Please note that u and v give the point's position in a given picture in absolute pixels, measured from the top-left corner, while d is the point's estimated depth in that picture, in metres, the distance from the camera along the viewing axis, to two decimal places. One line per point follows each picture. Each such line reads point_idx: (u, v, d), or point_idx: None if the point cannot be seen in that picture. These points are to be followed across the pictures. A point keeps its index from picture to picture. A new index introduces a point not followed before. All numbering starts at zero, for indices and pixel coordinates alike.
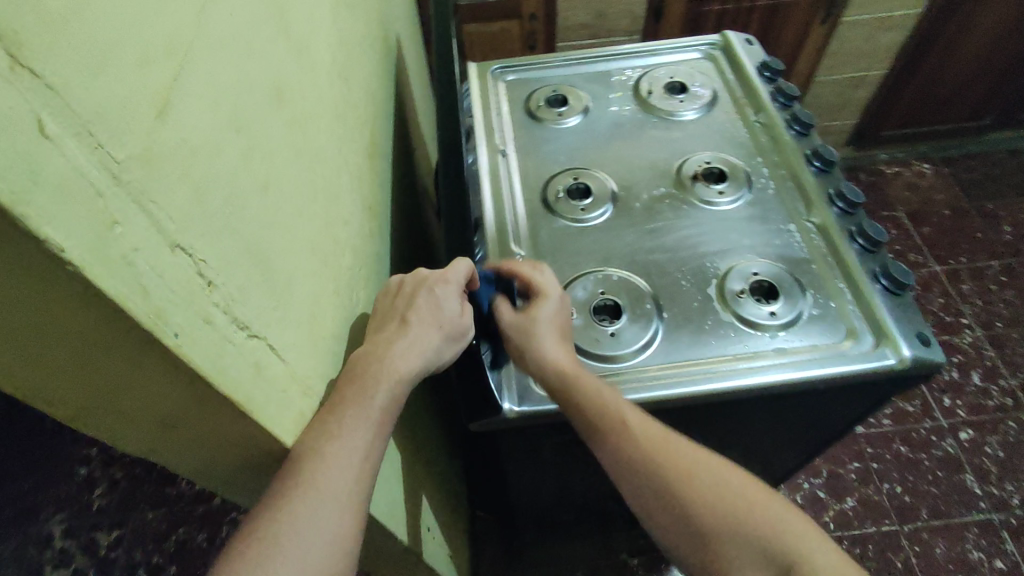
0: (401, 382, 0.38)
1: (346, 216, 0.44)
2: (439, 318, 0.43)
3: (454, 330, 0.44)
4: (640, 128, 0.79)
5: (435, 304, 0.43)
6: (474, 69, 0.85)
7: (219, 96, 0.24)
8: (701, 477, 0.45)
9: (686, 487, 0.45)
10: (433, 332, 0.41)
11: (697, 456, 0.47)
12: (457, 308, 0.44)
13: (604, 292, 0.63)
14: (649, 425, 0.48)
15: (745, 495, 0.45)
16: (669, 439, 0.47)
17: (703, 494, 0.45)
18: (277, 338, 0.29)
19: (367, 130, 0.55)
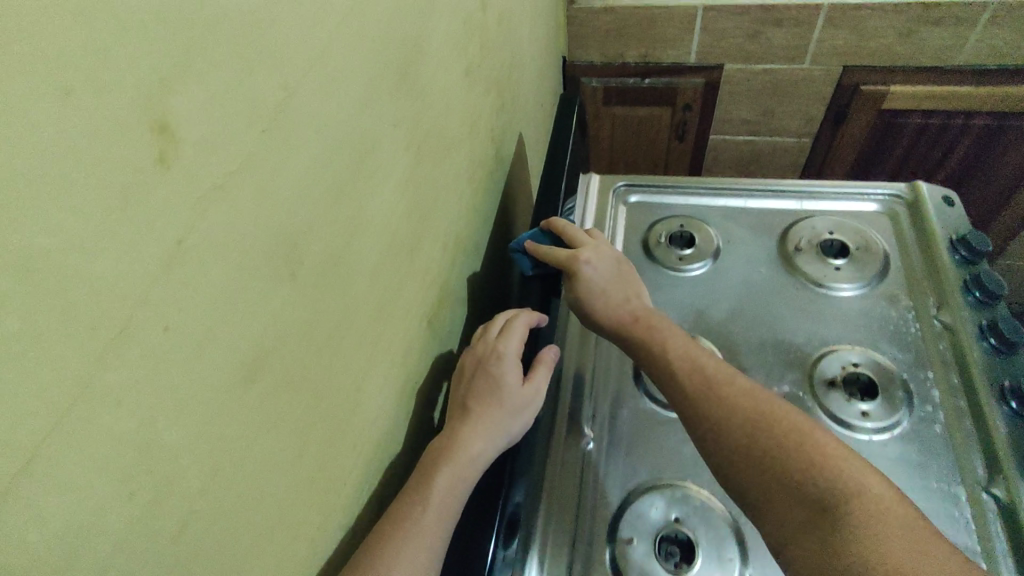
0: (467, 463, 0.48)
1: (362, 429, 0.38)
2: (499, 397, 0.53)
3: (514, 401, 0.54)
4: (775, 291, 0.66)
5: (494, 384, 0.54)
6: (595, 184, 0.77)
7: (100, 475, 0.19)
8: (715, 415, 0.47)
9: (703, 420, 0.47)
10: (496, 413, 0.53)
11: (706, 380, 0.50)
12: (513, 385, 0.55)
13: (677, 520, 0.51)
14: (661, 341, 0.54)
15: (775, 432, 0.44)
16: (673, 349, 0.53)
17: (718, 434, 0.46)
18: None
19: (434, 291, 0.49)
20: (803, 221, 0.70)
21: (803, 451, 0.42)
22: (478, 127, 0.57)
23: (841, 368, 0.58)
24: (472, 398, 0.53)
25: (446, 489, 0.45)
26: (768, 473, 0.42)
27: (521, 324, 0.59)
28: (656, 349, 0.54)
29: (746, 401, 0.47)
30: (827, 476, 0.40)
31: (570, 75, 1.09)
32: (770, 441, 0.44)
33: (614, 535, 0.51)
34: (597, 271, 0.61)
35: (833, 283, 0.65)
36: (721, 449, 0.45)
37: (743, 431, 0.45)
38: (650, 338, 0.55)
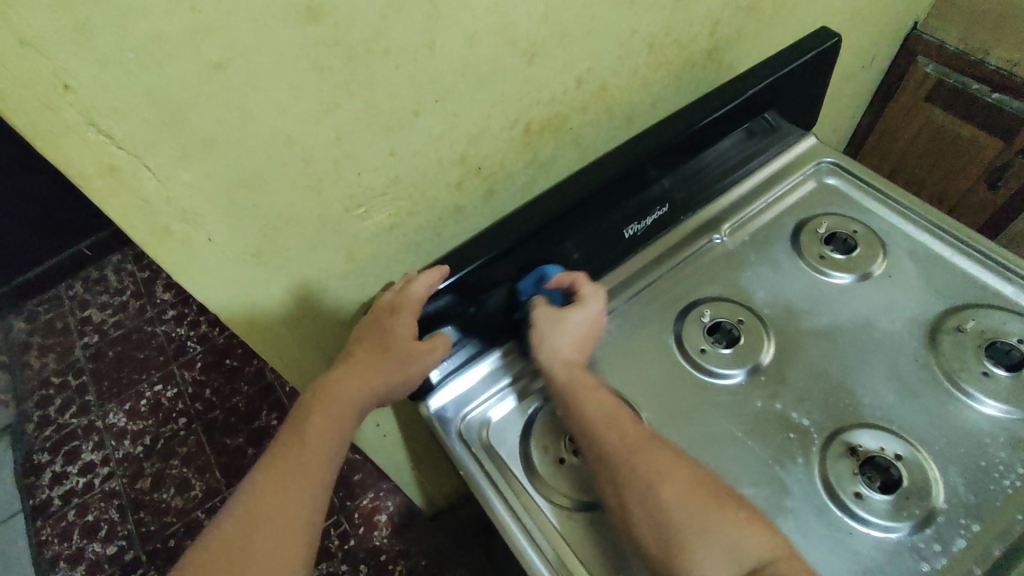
0: (331, 428, 0.49)
1: (401, 154, 0.46)
2: (388, 352, 0.51)
3: (401, 359, 0.51)
4: (892, 349, 0.55)
5: (380, 339, 0.50)
6: (805, 148, 0.70)
7: None
8: (639, 522, 0.44)
9: (633, 494, 0.45)
10: (380, 366, 0.50)
11: (637, 439, 0.48)
12: (402, 341, 0.51)
13: None
14: (610, 408, 0.51)
15: (697, 492, 0.44)
16: (604, 403, 0.51)
17: (645, 493, 0.45)
18: (158, 167, 0.36)
19: (545, 111, 0.53)
20: (994, 310, 0.56)
21: (740, 512, 0.43)
22: (693, 5, 0.56)
23: (879, 449, 0.50)
24: (349, 363, 0.51)
25: (316, 434, 0.49)
26: (699, 547, 0.42)
27: (426, 279, 0.50)
28: (603, 409, 0.51)
29: (668, 463, 0.46)
30: (751, 549, 0.41)
31: (908, 46, 0.91)
32: (702, 501, 0.43)
33: (536, 412, 0.57)
34: (575, 329, 0.56)
35: (962, 383, 0.52)
36: (652, 514, 0.44)
37: (674, 488, 0.44)
38: (621, 461, 0.47)
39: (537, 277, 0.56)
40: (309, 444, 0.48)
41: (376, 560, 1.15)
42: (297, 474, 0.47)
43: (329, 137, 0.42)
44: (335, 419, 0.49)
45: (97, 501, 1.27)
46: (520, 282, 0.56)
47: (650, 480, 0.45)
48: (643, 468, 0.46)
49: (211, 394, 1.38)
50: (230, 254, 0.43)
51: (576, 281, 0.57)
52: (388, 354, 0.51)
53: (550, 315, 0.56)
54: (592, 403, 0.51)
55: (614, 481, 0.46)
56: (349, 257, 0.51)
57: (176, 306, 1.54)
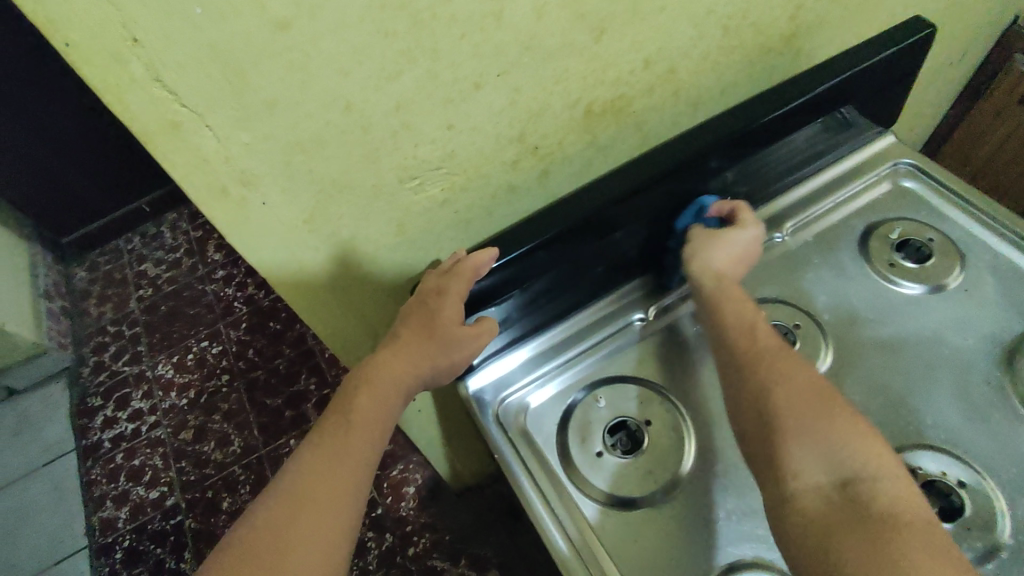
0: (376, 406, 0.49)
1: (459, 127, 0.45)
2: (435, 332, 0.50)
3: (446, 342, 0.51)
4: (963, 369, 0.52)
5: (427, 318, 0.50)
6: (883, 146, 0.65)
7: None
8: (750, 423, 0.45)
9: (749, 400, 0.46)
10: (427, 347, 0.50)
11: (767, 350, 0.48)
12: (450, 322, 0.50)
13: (648, 425, 0.52)
14: (750, 314, 0.52)
15: (816, 401, 0.44)
16: (744, 313, 0.51)
17: (756, 397, 0.46)
18: (219, 126, 0.35)
19: (609, 91, 0.51)
20: None
21: (857, 433, 0.42)
22: None
23: (940, 474, 0.47)
24: (396, 345, 0.51)
25: (364, 411, 0.49)
26: (797, 447, 0.42)
27: (472, 262, 0.49)
28: (743, 320, 0.51)
29: (787, 373, 0.46)
30: (858, 454, 0.41)
31: (1004, 42, 0.82)
32: (812, 411, 0.43)
33: (575, 401, 0.55)
34: (734, 245, 0.55)
35: None
36: (760, 410, 0.45)
37: (788, 393, 0.45)
38: (751, 365, 0.48)
39: (695, 207, 0.57)
40: (356, 422, 0.49)
41: (401, 530, 1.17)
42: (344, 451, 0.48)
43: (388, 105, 0.41)
44: (381, 397, 0.50)
45: (143, 447, 1.33)
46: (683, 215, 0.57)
47: (766, 386, 0.46)
48: (758, 379, 0.47)
49: (254, 355, 1.42)
50: (282, 219, 0.43)
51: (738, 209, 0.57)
52: (434, 336, 0.50)
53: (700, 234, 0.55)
54: (745, 315, 0.51)
55: (731, 376, 0.48)
56: (399, 230, 0.50)
57: (226, 267, 1.59)
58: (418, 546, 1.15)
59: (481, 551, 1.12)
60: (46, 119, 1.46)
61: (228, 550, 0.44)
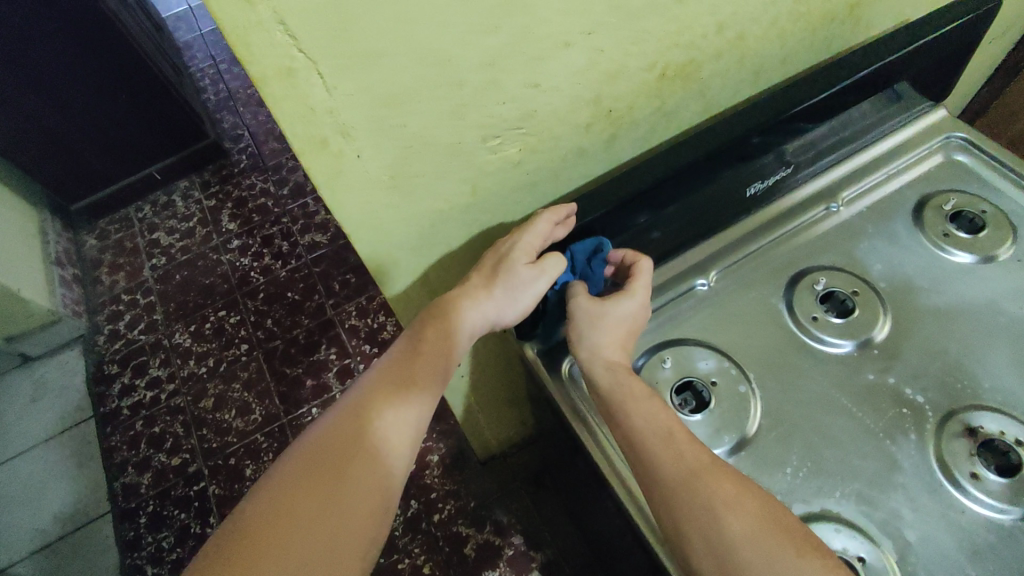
0: (445, 340, 0.50)
1: (542, 86, 0.45)
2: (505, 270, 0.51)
3: (515, 284, 0.51)
4: (1015, 336, 0.53)
5: (498, 261, 0.52)
6: (934, 119, 0.66)
7: None
8: (701, 560, 0.41)
9: (695, 534, 0.42)
10: (495, 285, 0.51)
11: (697, 464, 0.44)
12: (519, 265, 0.52)
13: (713, 386, 0.53)
14: (658, 415, 0.48)
15: (763, 531, 0.41)
16: (658, 420, 0.47)
17: (699, 531, 0.42)
18: (327, 76, 0.35)
19: (681, 55, 0.51)
20: None
21: (803, 553, 0.40)
22: None
23: (998, 433, 0.48)
24: (466, 287, 0.52)
25: (432, 343, 0.50)
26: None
27: (549, 213, 0.52)
28: (658, 427, 0.47)
29: (731, 491, 0.42)
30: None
31: None
32: (753, 550, 0.40)
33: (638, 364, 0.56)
34: (616, 321, 0.52)
35: None
36: (714, 548, 0.41)
37: (739, 519, 0.41)
38: (693, 483, 0.43)
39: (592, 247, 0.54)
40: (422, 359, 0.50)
41: (426, 497, 1.19)
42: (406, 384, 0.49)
43: (483, 61, 0.41)
44: (451, 333, 0.51)
45: (163, 414, 1.33)
46: (575, 248, 0.53)
47: (714, 512, 0.42)
48: (706, 502, 0.42)
49: (272, 325, 1.42)
50: (370, 174, 0.43)
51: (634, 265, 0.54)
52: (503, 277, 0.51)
53: (586, 309, 0.53)
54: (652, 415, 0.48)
55: (668, 500, 0.44)
56: (473, 190, 0.50)
57: (240, 236, 1.57)
58: (443, 512, 1.17)
59: (505, 517, 1.14)
60: (54, 82, 1.43)
61: (287, 462, 0.45)
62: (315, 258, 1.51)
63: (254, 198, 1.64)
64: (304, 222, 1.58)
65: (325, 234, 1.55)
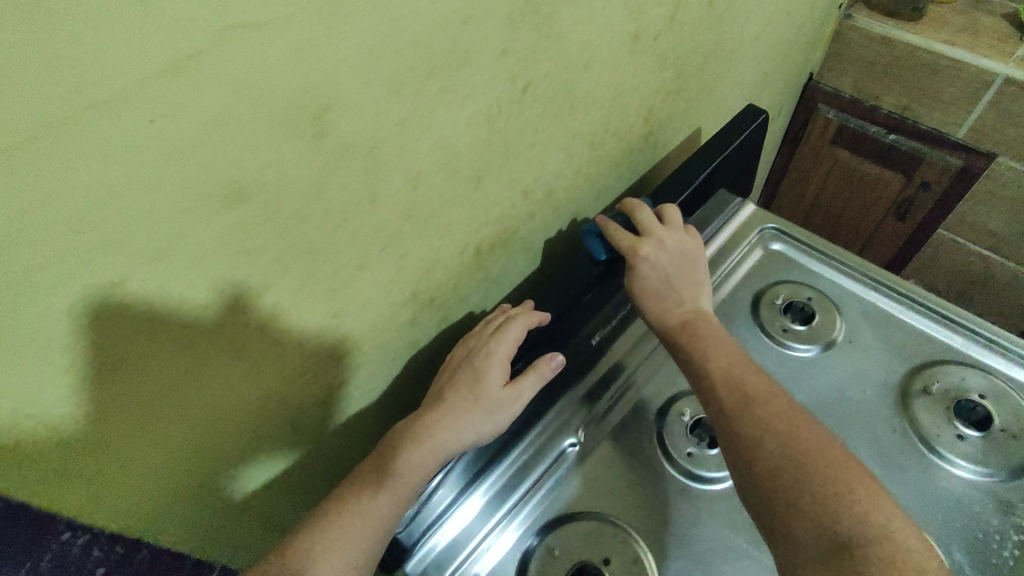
0: (375, 515, 0.43)
1: (347, 309, 0.41)
2: (478, 393, 0.48)
3: (493, 406, 0.49)
4: (869, 421, 0.55)
5: (474, 378, 0.48)
6: (744, 215, 0.70)
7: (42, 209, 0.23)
8: (761, 462, 0.44)
9: (748, 438, 0.45)
10: (471, 411, 0.48)
11: (754, 389, 0.48)
12: (494, 385, 0.49)
13: (608, 563, 0.48)
14: (706, 345, 0.52)
15: (802, 454, 0.43)
16: (725, 351, 0.51)
17: (755, 438, 0.45)
18: (47, 415, 0.28)
19: (494, 228, 0.49)
20: (952, 365, 0.57)
21: (833, 482, 0.41)
22: (629, 98, 0.54)
23: None
24: (443, 404, 0.48)
25: (365, 517, 0.42)
26: (783, 508, 0.41)
27: (522, 317, 0.51)
28: (725, 360, 0.50)
29: (787, 412, 0.46)
30: (857, 490, 0.41)
31: (807, 96, 0.95)
32: (793, 468, 0.42)
33: (526, 555, 0.50)
34: (654, 271, 0.55)
35: (940, 449, 0.52)
36: (769, 452, 0.44)
37: (787, 428, 0.45)
38: (750, 408, 0.46)
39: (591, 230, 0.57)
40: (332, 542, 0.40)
41: None
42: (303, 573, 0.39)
43: (263, 317, 0.35)
44: (389, 502, 0.43)
45: None
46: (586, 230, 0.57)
47: (779, 419, 0.45)
48: (775, 412, 0.46)
49: None
50: (154, 471, 0.36)
51: (632, 208, 0.58)
52: (481, 400, 0.48)
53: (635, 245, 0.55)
54: (693, 347, 0.52)
55: (725, 416, 0.47)
56: (297, 426, 0.44)
57: None
58: None
59: None
60: None
61: None
62: None
63: None
64: None
65: None
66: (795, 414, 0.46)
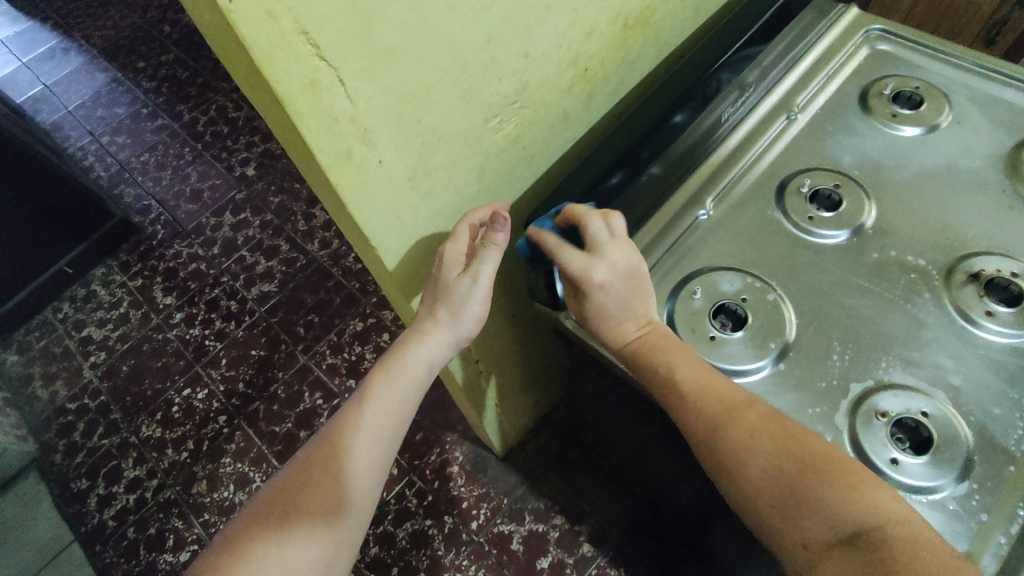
0: (373, 408, 0.51)
1: (532, 55, 0.46)
2: (441, 296, 0.51)
3: (457, 300, 0.50)
4: (979, 186, 0.60)
5: (435, 282, 0.51)
6: (849, 19, 0.72)
7: None
8: (742, 477, 0.45)
9: (726, 464, 0.46)
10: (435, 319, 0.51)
11: (717, 404, 0.47)
12: (450, 280, 0.49)
13: (745, 300, 0.56)
14: (669, 362, 0.50)
15: (790, 459, 0.44)
16: (692, 370, 0.49)
17: (729, 461, 0.46)
18: (350, 80, 0.35)
19: (639, 3, 0.53)
20: None
21: (835, 485, 0.42)
22: None
23: (996, 271, 0.54)
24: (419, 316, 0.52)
25: (370, 412, 0.51)
26: (776, 505, 0.43)
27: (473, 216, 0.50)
28: (680, 379, 0.49)
29: (756, 423, 0.46)
30: (862, 508, 0.41)
31: None
32: (775, 488, 0.44)
33: (672, 298, 0.58)
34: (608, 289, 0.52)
35: None
36: (749, 474, 0.45)
37: (765, 450, 0.45)
38: (718, 429, 0.46)
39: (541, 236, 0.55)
40: (361, 431, 0.50)
41: (458, 508, 1.16)
42: (347, 461, 0.50)
43: (482, 39, 0.41)
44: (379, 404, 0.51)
45: (155, 513, 1.23)
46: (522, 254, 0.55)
47: (752, 441, 0.45)
48: (744, 433, 0.46)
49: (246, 387, 1.34)
50: (391, 173, 0.42)
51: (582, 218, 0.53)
52: (445, 299, 0.50)
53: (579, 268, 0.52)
54: (662, 365, 0.50)
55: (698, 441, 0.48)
56: (480, 174, 0.50)
57: (181, 308, 1.48)
58: (479, 519, 1.15)
59: (543, 503, 1.15)
60: None
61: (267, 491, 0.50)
62: (269, 308, 1.44)
63: (184, 265, 1.54)
64: (246, 275, 1.50)
65: (272, 282, 1.48)
66: (773, 424, 0.46)
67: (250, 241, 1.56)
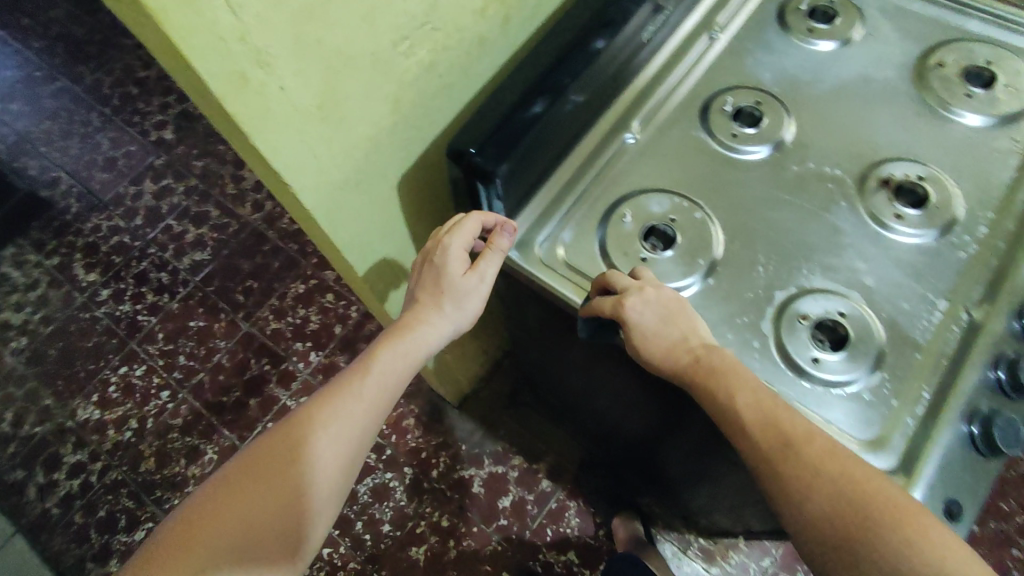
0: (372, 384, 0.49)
1: None
2: (439, 285, 0.53)
3: (461, 296, 0.53)
4: (890, 96, 0.62)
5: (434, 274, 0.53)
6: None
7: None
8: (780, 491, 0.42)
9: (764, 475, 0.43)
10: (437, 305, 0.53)
11: (766, 417, 0.44)
12: (453, 273, 0.53)
13: (672, 220, 0.57)
14: (727, 386, 0.45)
15: (839, 480, 0.41)
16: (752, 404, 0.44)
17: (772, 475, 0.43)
18: None
19: None
20: (962, 42, 0.64)
21: (898, 526, 0.39)
22: None
23: (904, 176, 0.57)
24: (416, 299, 0.53)
25: (370, 389, 0.49)
26: (804, 518, 0.41)
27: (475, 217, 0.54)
28: (727, 407, 0.45)
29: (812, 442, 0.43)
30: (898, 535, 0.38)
31: None
32: (798, 509, 0.42)
33: (603, 223, 0.58)
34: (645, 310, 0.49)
35: (951, 106, 0.60)
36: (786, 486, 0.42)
37: (810, 463, 0.42)
38: (768, 449, 0.43)
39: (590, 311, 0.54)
40: (357, 406, 0.48)
41: (417, 459, 1.17)
42: (344, 435, 0.47)
43: None
44: (379, 380, 0.49)
45: (103, 496, 1.18)
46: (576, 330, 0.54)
47: (811, 467, 0.42)
48: (806, 459, 0.42)
49: (187, 360, 1.29)
50: (295, 102, 0.40)
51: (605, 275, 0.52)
52: (446, 290, 0.53)
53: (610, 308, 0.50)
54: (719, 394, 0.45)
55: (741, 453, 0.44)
56: (396, 105, 0.48)
57: (107, 284, 1.39)
58: (440, 467, 1.16)
59: (501, 446, 1.17)
60: None
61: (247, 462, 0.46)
62: (204, 278, 1.38)
63: (105, 238, 1.45)
64: (175, 245, 1.43)
65: (204, 250, 1.41)
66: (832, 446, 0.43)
67: (176, 209, 1.47)
